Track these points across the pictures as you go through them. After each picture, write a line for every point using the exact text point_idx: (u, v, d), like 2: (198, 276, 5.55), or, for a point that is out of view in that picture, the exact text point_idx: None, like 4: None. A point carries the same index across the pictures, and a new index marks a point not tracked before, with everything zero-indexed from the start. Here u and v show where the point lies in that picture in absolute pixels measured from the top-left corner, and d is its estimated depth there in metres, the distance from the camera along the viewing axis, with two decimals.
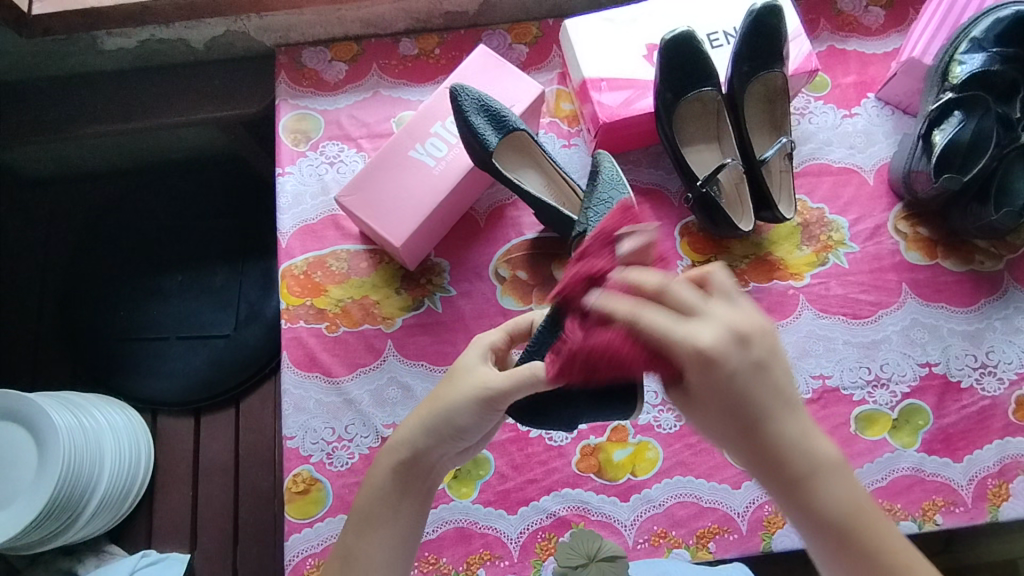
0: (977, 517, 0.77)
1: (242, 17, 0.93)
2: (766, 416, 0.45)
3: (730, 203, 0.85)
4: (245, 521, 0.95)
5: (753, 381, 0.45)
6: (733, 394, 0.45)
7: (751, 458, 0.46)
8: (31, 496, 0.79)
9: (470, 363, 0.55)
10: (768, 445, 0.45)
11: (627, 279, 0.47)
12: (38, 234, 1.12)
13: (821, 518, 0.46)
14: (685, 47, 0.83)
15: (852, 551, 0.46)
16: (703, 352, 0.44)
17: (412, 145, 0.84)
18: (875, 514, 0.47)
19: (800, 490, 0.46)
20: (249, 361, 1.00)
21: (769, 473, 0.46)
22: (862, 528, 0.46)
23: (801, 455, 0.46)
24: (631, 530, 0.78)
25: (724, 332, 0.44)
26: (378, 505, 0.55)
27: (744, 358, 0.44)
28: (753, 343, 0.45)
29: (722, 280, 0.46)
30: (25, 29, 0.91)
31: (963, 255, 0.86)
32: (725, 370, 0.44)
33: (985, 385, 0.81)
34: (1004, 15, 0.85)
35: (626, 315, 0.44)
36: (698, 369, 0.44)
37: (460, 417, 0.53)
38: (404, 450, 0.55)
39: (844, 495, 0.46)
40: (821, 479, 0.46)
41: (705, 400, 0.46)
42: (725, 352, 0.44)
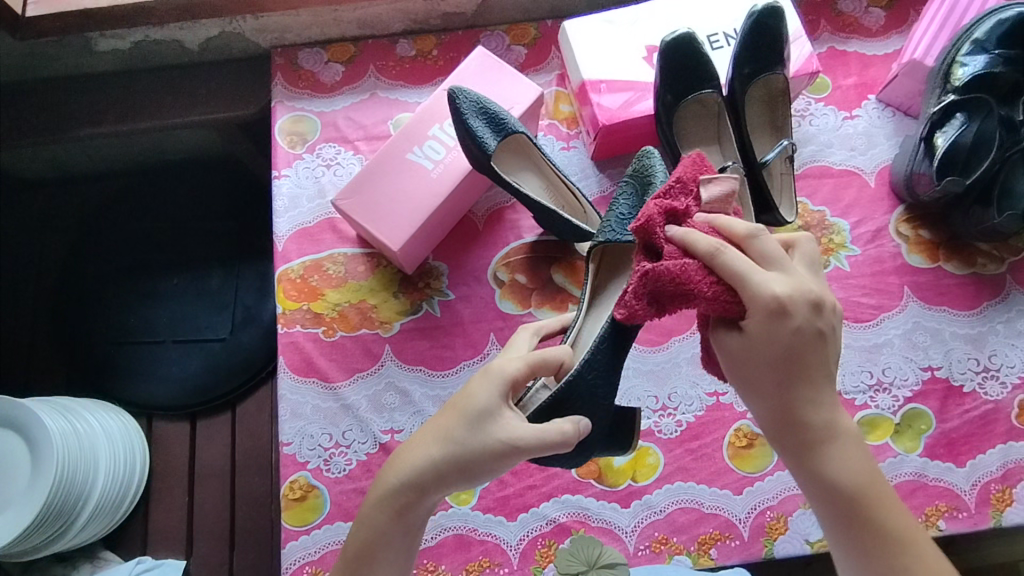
0: (981, 522, 0.77)
1: (237, 18, 0.92)
2: (800, 378, 0.50)
3: (735, 207, 0.81)
4: (242, 527, 0.94)
5: (803, 343, 0.49)
6: (782, 350, 0.49)
7: (777, 414, 0.51)
8: (25, 503, 0.78)
9: (490, 407, 0.53)
10: (794, 406, 0.51)
11: (715, 223, 0.53)
12: (32, 237, 1.11)
13: (830, 480, 0.51)
14: (685, 49, 0.83)
15: (854, 515, 0.51)
16: (779, 301, 0.48)
17: (410, 148, 0.83)
18: (884, 489, 0.51)
19: (815, 451, 0.51)
20: (246, 365, 0.99)
21: (790, 431, 0.51)
22: (868, 497, 0.51)
23: (825, 421, 0.51)
24: (631, 537, 0.77)
25: (804, 292, 0.49)
26: (379, 547, 0.55)
27: (811, 321, 0.49)
28: (822, 309, 0.49)
29: (808, 249, 0.53)
30: (19, 32, 0.90)
31: (965, 258, 0.86)
32: (791, 326, 0.48)
33: (988, 390, 0.81)
34: (1005, 17, 0.85)
35: (710, 249, 0.50)
36: (767, 318, 0.48)
37: (473, 468, 0.53)
38: (410, 493, 0.54)
39: (855, 465, 0.51)
40: (837, 444, 0.51)
41: (755, 354, 0.50)
42: (797, 309, 0.48)
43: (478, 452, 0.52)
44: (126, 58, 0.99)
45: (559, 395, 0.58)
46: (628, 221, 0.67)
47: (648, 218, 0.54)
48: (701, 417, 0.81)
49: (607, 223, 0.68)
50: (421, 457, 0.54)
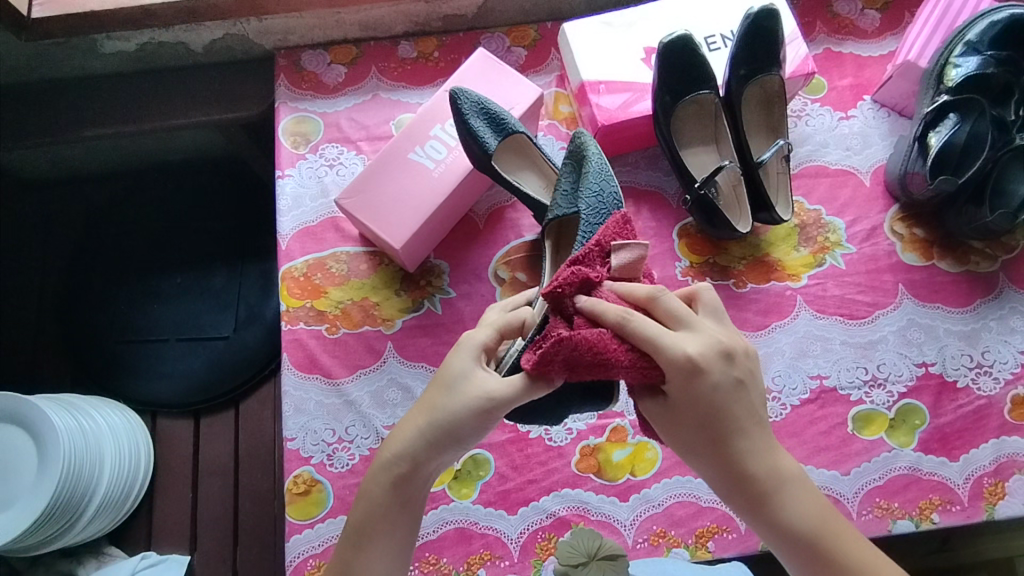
0: (974, 516, 0.78)
1: (241, 20, 0.93)
2: (736, 434, 0.52)
3: (728, 203, 0.86)
4: (245, 522, 0.95)
5: (727, 397, 0.51)
6: (710, 407, 0.51)
7: (723, 474, 0.53)
8: (32, 498, 0.79)
9: (465, 369, 0.56)
10: (737, 461, 0.52)
11: (619, 291, 0.56)
12: (38, 237, 1.13)
13: (785, 529, 0.52)
14: (682, 51, 0.84)
15: (817, 556, 0.52)
16: (691, 360, 0.50)
17: (412, 148, 0.84)
18: (837, 522, 0.53)
19: (767, 504, 0.52)
20: (249, 363, 1.01)
21: (738, 488, 0.53)
22: (823, 536, 0.52)
23: (768, 470, 0.52)
24: (631, 530, 0.79)
25: (711, 346, 0.51)
26: (379, 521, 0.56)
27: (726, 372, 0.51)
28: (736, 357, 0.52)
29: (711, 298, 0.55)
30: (24, 33, 0.91)
31: (959, 256, 0.87)
32: (710, 381, 0.51)
33: (981, 385, 0.82)
34: (998, 19, 0.86)
35: (619, 317, 0.52)
36: (684, 377, 0.51)
37: (461, 430, 0.54)
38: (404, 464, 0.55)
39: (806, 507, 0.52)
40: (785, 493, 0.52)
41: (687, 412, 0.52)
42: (710, 364, 0.51)
43: (460, 412, 0.54)
44: (131, 61, 1.00)
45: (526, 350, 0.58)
46: (573, 196, 0.70)
47: (558, 285, 0.56)
48: None
49: (553, 201, 0.71)
50: (410, 429, 0.56)
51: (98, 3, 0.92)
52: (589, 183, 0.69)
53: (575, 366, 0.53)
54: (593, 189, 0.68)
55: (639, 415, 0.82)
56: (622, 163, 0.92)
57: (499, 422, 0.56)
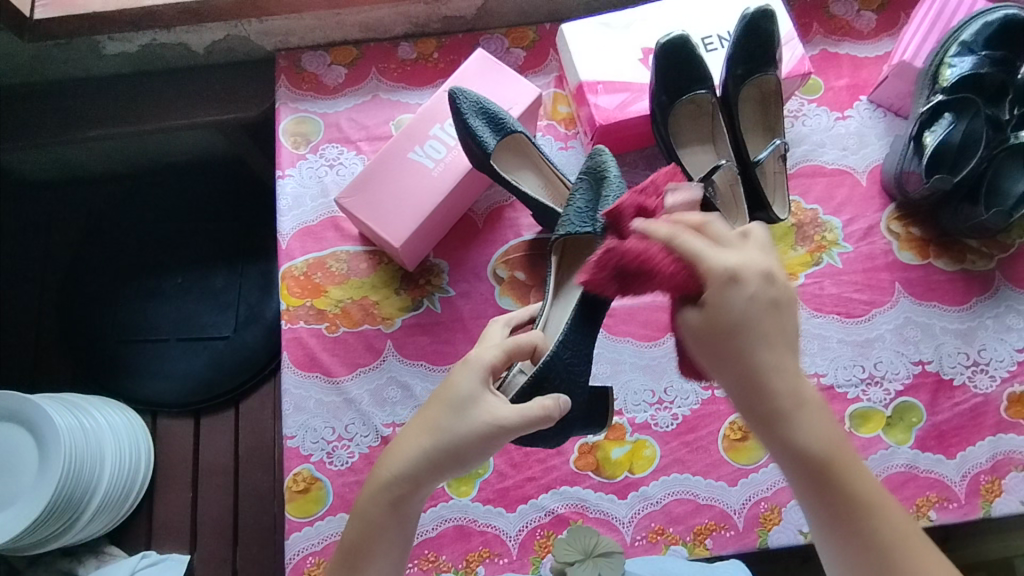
0: (971, 513, 0.78)
1: (242, 22, 0.94)
2: (763, 342, 0.49)
3: (725, 203, 0.84)
4: (246, 521, 0.95)
5: (755, 308, 0.49)
6: (740, 317, 0.49)
7: (740, 382, 0.49)
8: (33, 497, 0.80)
9: (474, 392, 0.56)
10: (758, 370, 0.49)
11: (672, 216, 0.55)
12: (39, 237, 1.13)
13: (798, 449, 0.49)
14: (679, 51, 0.85)
15: (826, 485, 0.49)
16: (730, 271, 0.49)
17: (412, 147, 0.85)
18: (848, 454, 0.50)
19: (783, 423, 0.49)
20: (250, 362, 1.01)
21: (754, 402, 0.49)
22: (837, 463, 0.49)
23: (790, 388, 0.49)
24: (629, 527, 0.79)
25: (753, 265, 0.50)
26: (377, 539, 0.56)
27: (763, 290, 0.49)
28: (776, 281, 0.50)
29: (761, 235, 0.52)
30: (28, 35, 0.92)
31: (955, 255, 0.87)
32: (745, 293, 0.49)
33: (978, 383, 0.82)
34: (992, 19, 0.87)
35: (667, 233, 0.51)
36: (721, 286, 0.49)
37: (465, 453, 0.55)
38: (406, 484, 0.55)
39: (823, 432, 0.49)
40: (805, 414, 0.49)
41: (715, 318, 0.49)
42: (749, 277, 0.49)
43: (466, 434, 0.55)
44: (133, 61, 1.01)
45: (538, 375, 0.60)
46: (588, 214, 0.69)
47: (620, 208, 0.61)
48: (696, 411, 0.83)
49: (563, 220, 0.69)
50: (413, 448, 0.56)
51: (100, 5, 0.93)
52: (605, 202, 0.69)
53: (626, 275, 0.55)
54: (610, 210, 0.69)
55: (637, 413, 0.83)
56: (620, 163, 0.93)
57: (501, 447, 0.57)
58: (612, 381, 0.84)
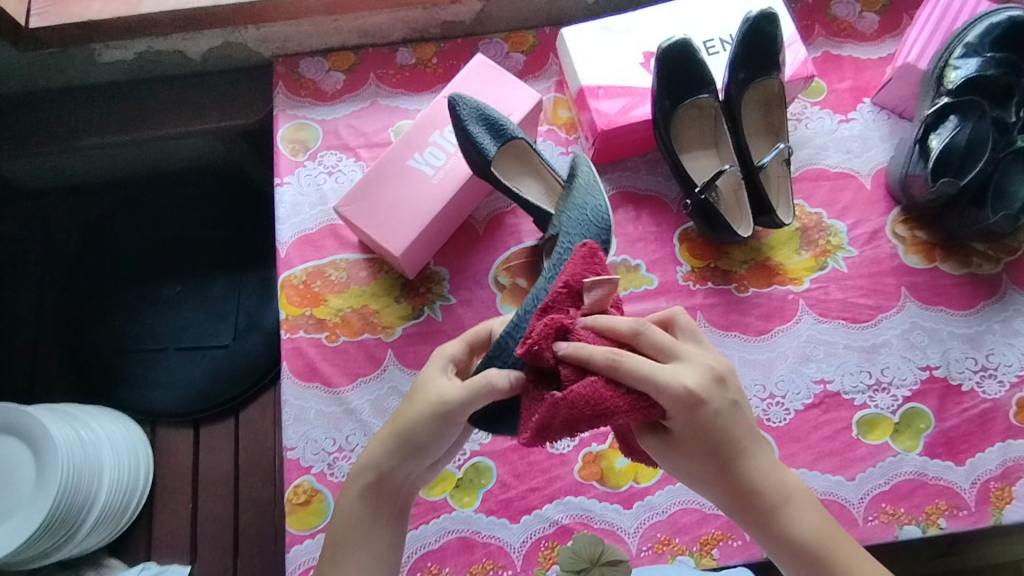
0: (981, 521, 0.77)
1: (239, 28, 0.93)
2: (736, 447, 0.53)
3: (729, 208, 0.85)
4: (247, 532, 0.94)
5: (711, 415, 0.51)
6: (709, 430, 0.52)
7: (726, 489, 0.54)
8: (30, 510, 0.79)
9: (429, 378, 0.56)
10: (741, 476, 0.53)
11: (598, 327, 0.53)
12: (36, 248, 1.12)
13: (790, 543, 0.53)
14: (682, 54, 0.84)
15: (825, 574, 0.52)
16: (689, 390, 0.50)
17: (411, 155, 0.84)
18: (845, 545, 0.53)
19: (770, 516, 0.53)
20: (250, 371, 1.00)
21: (742, 502, 0.54)
22: (830, 551, 0.52)
23: (770, 483, 0.53)
24: (634, 538, 0.78)
25: (705, 373, 0.52)
26: (351, 532, 0.57)
27: (721, 396, 0.52)
28: (726, 380, 0.53)
29: (687, 322, 0.56)
30: (22, 43, 0.90)
31: (961, 259, 0.87)
32: (707, 407, 0.51)
33: (986, 388, 0.81)
34: (998, 20, 0.86)
35: (608, 360, 0.49)
36: (682, 409, 0.50)
37: (418, 438, 0.55)
38: (368, 473, 0.57)
39: (814, 523, 0.53)
40: (791, 507, 0.53)
41: (686, 434, 0.52)
42: (706, 390, 0.51)
43: (417, 418, 0.54)
44: (130, 69, 0.99)
45: (491, 354, 0.61)
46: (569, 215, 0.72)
47: (535, 339, 0.52)
48: None
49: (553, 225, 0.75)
50: (377, 438, 0.58)
51: (94, 11, 0.91)
52: (577, 197, 0.73)
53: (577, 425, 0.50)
54: (579, 204, 0.73)
55: None
56: (622, 168, 0.92)
57: (459, 428, 0.55)
58: None
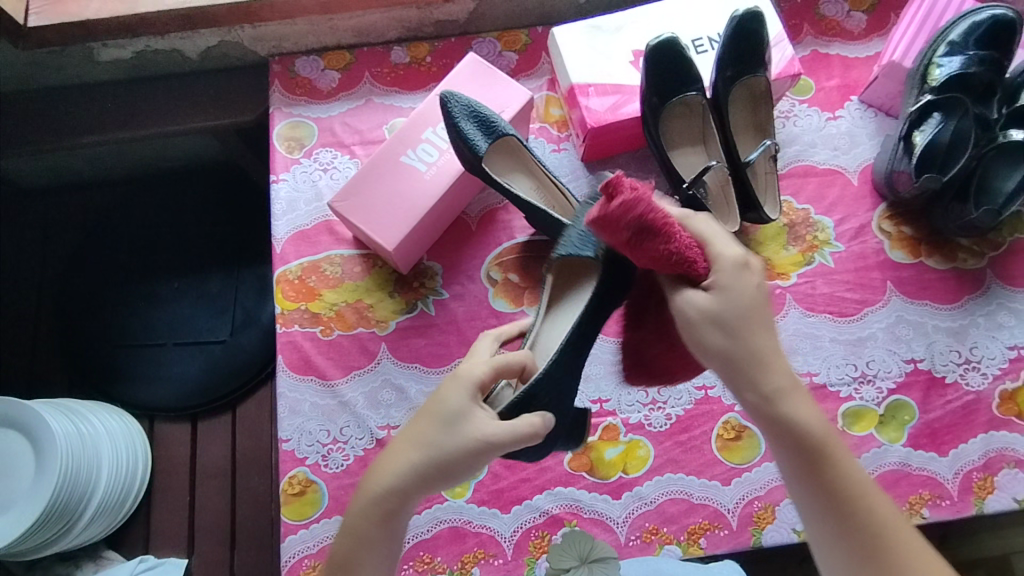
0: (964, 510, 0.78)
1: (236, 28, 0.95)
2: (754, 323, 0.54)
3: (717, 204, 0.86)
4: (244, 524, 0.95)
5: (738, 288, 0.55)
6: (739, 303, 0.54)
7: (739, 363, 0.54)
8: (30, 501, 0.80)
9: (464, 408, 0.56)
10: (758, 355, 0.54)
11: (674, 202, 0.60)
12: (35, 245, 1.14)
13: (792, 426, 0.53)
14: (668, 52, 0.85)
15: (817, 459, 0.53)
16: (732, 259, 0.55)
17: (403, 151, 0.85)
18: (836, 439, 0.54)
19: (779, 399, 0.53)
20: (246, 365, 1.02)
21: (749, 380, 0.54)
22: (827, 444, 0.53)
23: (782, 370, 0.54)
24: (623, 528, 0.79)
25: (745, 257, 0.56)
26: (365, 553, 0.55)
27: (752, 279, 0.55)
28: (761, 273, 0.56)
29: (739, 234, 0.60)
30: (21, 42, 0.92)
31: (946, 254, 0.88)
32: (742, 279, 0.55)
33: (969, 380, 0.83)
34: (980, 19, 0.87)
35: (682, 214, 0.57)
36: (724, 271, 0.55)
37: (451, 468, 0.55)
38: (395, 498, 0.55)
39: (814, 414, 0.54)
40: (796, 396, 0.54)
41: (716, 301, 0.54)
42: (743, 268, 0.55)
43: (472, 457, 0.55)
44: (127, 68, 1.00)
45: (527, 394, 0.59)
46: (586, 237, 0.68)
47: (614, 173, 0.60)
48: (690, 410, 0.83)
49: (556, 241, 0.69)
50: (404, 466, 0.55)
51: (92, 11, 0.92)
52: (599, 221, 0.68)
53: (646, 230, 0.55)
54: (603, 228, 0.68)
55: (630, 413, 0.83)
56: (612, 165, 0.94)
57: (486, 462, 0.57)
58: (606, 382, 0.84)
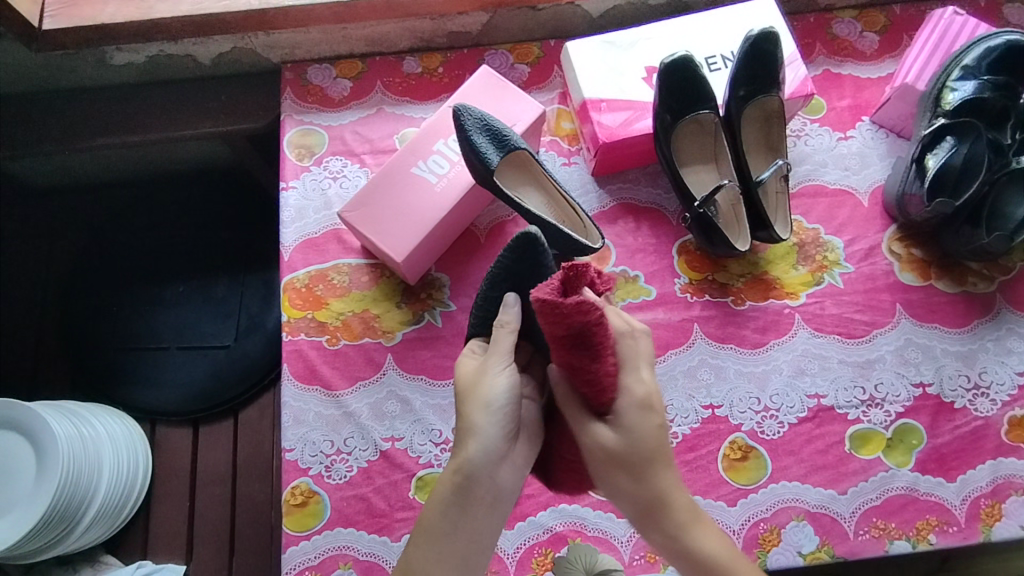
0: (971, 537, 0.78)
1: (249, 35, 0.95)
2: (660, 464, 0.58)
3: (727, 222, 0.87)
4: (245, 532, 0.95)
5: (638, 428, 0.57)
6: (639, 444, 0.57)
7: (638, 502, 0.58)
8: (30, 504, 0.80)
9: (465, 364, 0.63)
10: (657, 492, 0.58)
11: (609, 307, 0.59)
12: (42, 245, 1.13)
13: (695, 556, 0.58)
14: (683, 70, 0.85)
15: None
16: (642, 399, 0.58)
17: (415, 163, 0.85)
18: (741, 560, 0.58)
19: (679, 532, 0.58)
20: (250, 371, 1.01)
21: (650, 515, 0.58)
22: (732, 569, 0.57)
23: (683, 502, 0.59)
24: (627, 547, 0.79)
25: (644, 395, 0.58)
26: (446, 517, 0.57)
27: (648, 419, 0.57)
28: (655, 408, 0.58)
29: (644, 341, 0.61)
30: (34, 44, 0.92)
31: (956, 277, 0.88)
32: (641, 424, 0.57)
33: (978, 406, 0.82)
34: (995, 44, 0.87)
35: (620, 328, 0.58)
36: (632, 411, 0.57)
37: (484, 394, 0.59)
38: (458, 457, 0.58)
39: (716, 540, 0.58)
40: (697, 525, 0.58)
41: (614, 448, 0.57)
42: (647, 407, 0.57)
43: (507, 354, 0.61)
44: (140, 71, 1.01)
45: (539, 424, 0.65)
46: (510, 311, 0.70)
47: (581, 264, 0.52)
48: (697, 429, 0.82)
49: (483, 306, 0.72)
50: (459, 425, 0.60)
51: (108, 15, 0.93)
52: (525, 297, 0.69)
53: (582, 344, 0.52)
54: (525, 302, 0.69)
55: None
56: (622, 180, 0.94)
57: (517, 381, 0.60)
58: None
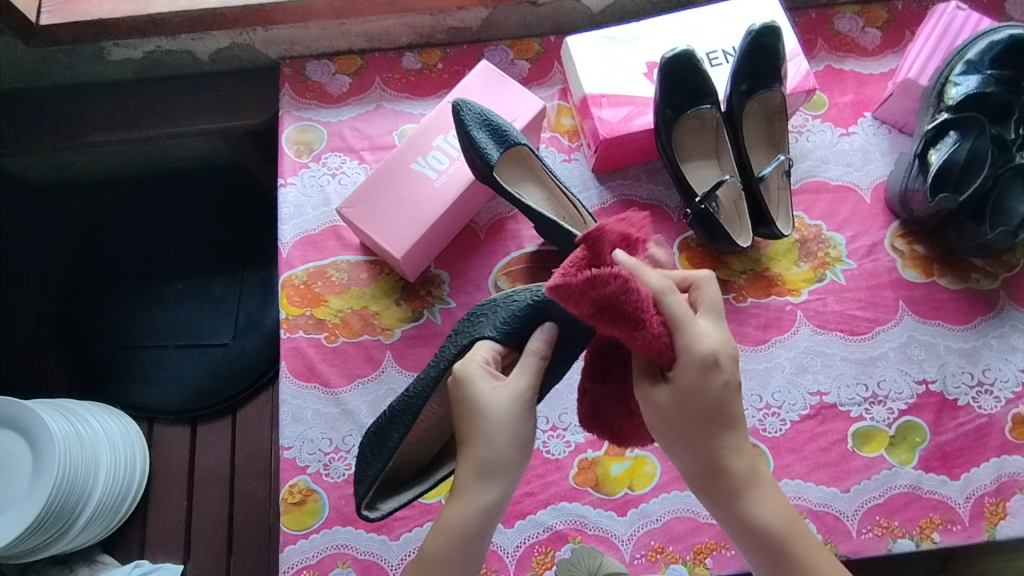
0: (975, 535, 0.77)
1: (247, 30, 0.94)
2: (722, 426, 0.53)
3: (729, 218, 0.86)
4: (243, 531, 0.94)
5: (700, 390, 0.51)
6: (706, 404, 0.51)
7: (701, 461, 0.54)
8: (26, 503, 0.79)
9: (490, 384, 0.57)
10: (720, 454, 0.54)
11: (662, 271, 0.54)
12: (40, 243, 1.13)
13: (752, 523, 0.55)
14: (684, 65, 0.84)
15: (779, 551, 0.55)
16: (706, 359, 0.50)
17: (414, 158, 0.85)
18: (800, 526, 0.56)
19: (738, 496, 0.55)
20: (249, 370, 1.00)
21: (712, 475, 0.55)
22: (790, 535, 0.55)
23: (745, 466, 0.55)
24: (628, 545, 0.78)
25: (712, 350, 0.51)
26: (457, 552, 0.54)
27: (718, 380, 0.51)
28: (723, 367, 0.52)
29: (707, 291, 0.53)
30: (32, 39, 0.91)
31: (959, 274, 0.87)
32: (706, 385, 0.51)
33: (982, 404, 0.82)
34: (998, 39, 0.86)
35: (658, 287, 0.49)
36: (696, 372, 0.50)
37: (519, 429, 0.56)
38: (485, 490, 0.55)
39: (775, 506, 0.56)
40: (755, 490, 0.55)
41: (679, 408, 0.52)
42: (712, 369, 0.51)
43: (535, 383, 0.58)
44: (139, 68, 1.00)
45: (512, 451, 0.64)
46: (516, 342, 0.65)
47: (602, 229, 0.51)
48: None
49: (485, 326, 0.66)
50: (485, 453, 0.55)
51: (106, 10, 0.92)
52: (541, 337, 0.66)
53: (614, 310, 0.47)
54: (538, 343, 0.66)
55: None
56: (623, 176, 0.93)
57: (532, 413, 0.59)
58: None
